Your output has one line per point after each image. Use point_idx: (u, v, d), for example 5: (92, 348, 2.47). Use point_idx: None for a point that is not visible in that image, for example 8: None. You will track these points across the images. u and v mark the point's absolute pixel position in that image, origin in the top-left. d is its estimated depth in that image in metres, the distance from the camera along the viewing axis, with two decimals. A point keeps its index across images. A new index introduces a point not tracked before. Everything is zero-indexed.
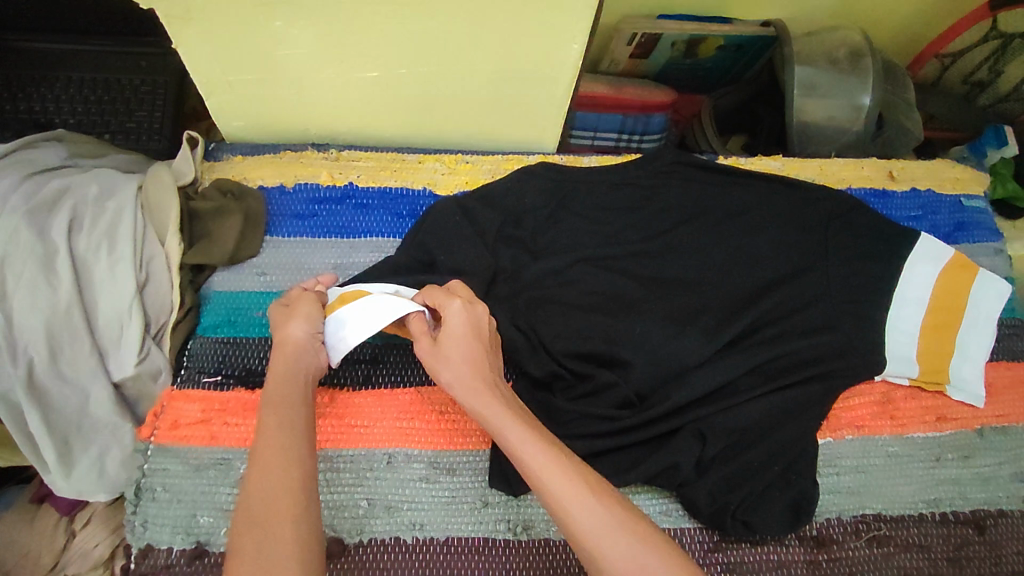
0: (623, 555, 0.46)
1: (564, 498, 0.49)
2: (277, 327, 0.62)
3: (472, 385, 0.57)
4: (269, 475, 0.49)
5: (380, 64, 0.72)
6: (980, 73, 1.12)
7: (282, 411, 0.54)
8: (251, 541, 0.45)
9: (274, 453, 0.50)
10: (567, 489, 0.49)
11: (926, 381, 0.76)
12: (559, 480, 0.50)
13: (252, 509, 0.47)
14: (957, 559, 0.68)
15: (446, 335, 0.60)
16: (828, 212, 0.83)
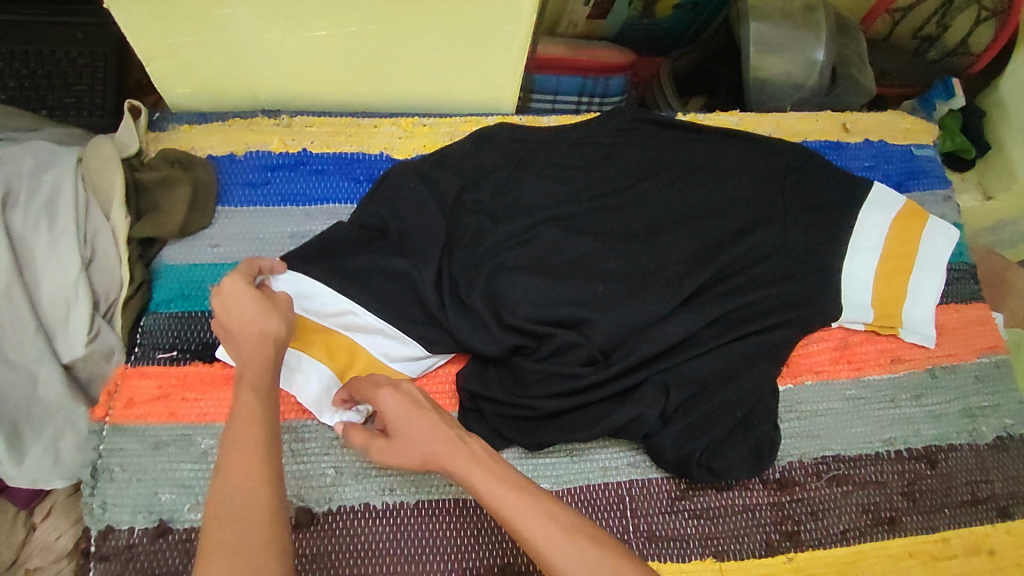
0: None
1: (548, 549, 0.47)
2: (247, 313, 0.57)
3: (436, 455, 0.52)
4: (247, 462, 0.47)
5: (328, 21, 0.69)
6: (929, 27, 1.15)
7: (261, 395, 0.52)
8: (229, 535, 0.44)
9: (251, 442, 0.48)
10: (546, 539, 0.47)
11: (881, 325, 0.78)
12: (536, 527, 0.47)
13: (235, 501, 0.45)
14: (910, 492, 0.71)
15: (392, 427, 0.55)
16: (786, 164, 0.83)
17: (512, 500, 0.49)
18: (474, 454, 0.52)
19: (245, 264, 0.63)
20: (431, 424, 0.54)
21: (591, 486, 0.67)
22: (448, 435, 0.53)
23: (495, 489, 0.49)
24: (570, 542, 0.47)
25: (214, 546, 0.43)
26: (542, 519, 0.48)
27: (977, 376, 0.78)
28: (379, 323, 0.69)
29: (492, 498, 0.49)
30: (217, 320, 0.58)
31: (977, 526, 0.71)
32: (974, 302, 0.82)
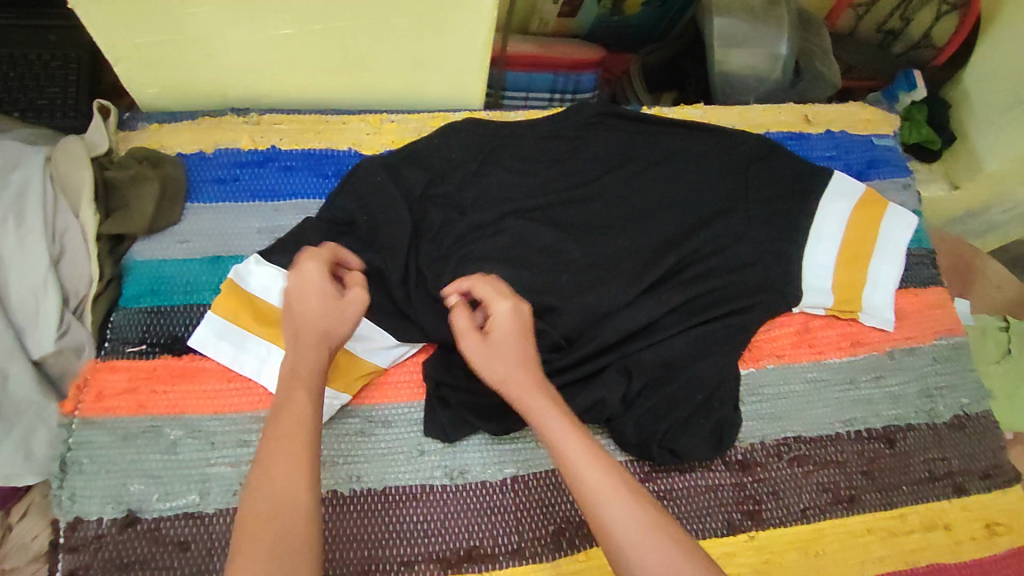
0: (658, 558, 0.45)
1: (600, 495, 0.48)
2: (318, 297, 0.59)
3: (521, 384, 0.55)
4: (290, 469, 0.48)
5: (293, 20, 0.70)
6: (892, 22, 1.19)
7: (313, 396, 0.53)
8: (266, 539, 0.44)
9: (294, 447, 0.49)
10: (601, 489, 0.49)
11: (841, 310, 0.80)
12: (594, 471, 0.50)
13: (278, 505, 0.46)
14: (869, 471, 0.73)
15: (496, 336, 0.58)
16: (748, 155, 0.85)
17: (574, 448, 0.51)
18: (552, 399, 0.55)
19: (331, 248, 0.65)
20: (525, 358, 0.57)
21: (556, 471, 0.69)
22: (535, 375, 0.56)
23: (563, 433, 0.52)
24: (622, 499, 0.48)
25: (250, 547, 0.44)
26: (603, 469, 0.50)
27: (935, 358, 0.80)
28: None
29: (557, 441, 0.52)
30: (290, 295, 0.60)
31: (933, 502, 0.73)
32: (933, 287, 0.84)
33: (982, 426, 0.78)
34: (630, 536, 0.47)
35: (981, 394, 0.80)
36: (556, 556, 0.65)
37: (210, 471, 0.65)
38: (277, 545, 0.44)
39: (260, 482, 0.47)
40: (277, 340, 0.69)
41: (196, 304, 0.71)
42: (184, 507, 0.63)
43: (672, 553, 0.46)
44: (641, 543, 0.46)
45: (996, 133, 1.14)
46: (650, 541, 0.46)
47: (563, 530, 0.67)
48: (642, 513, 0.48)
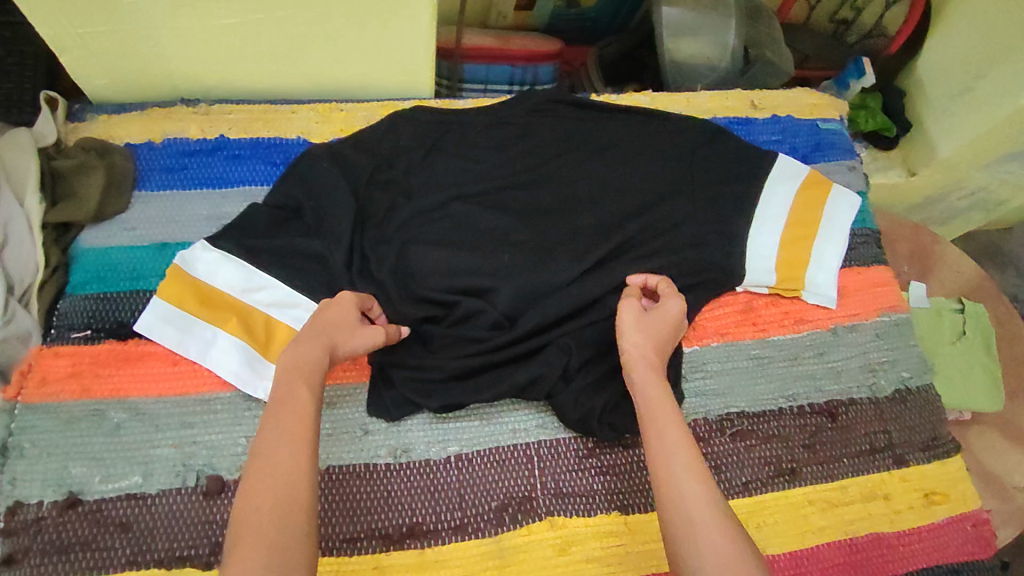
0: (718, 539, 0.51)
1: (682, 474, 0.55)
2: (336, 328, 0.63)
3: (645, 363, 0.64)
4: (291, 463, 0.53)
5: (235, 10, 0.71)
6: (843, 12, 1.22)
7: (313, 392, 0.58)
8: (269, 524, 0.49)
9: (291, 440, 0.54)
10: (684, 469, 0.55)
11: (783, 288, 0.81)
12: (683, 454, 0.56)
13: (279, 495, 0.51)
14: (811, 444, 0.74)
15: (656, 319, 0.68)
16: (694, 140, 0.86)
17: (671, 430, 0.58)
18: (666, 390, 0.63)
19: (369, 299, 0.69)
20: (660, 347, 0.66)
21: (500, 448, 0.70)
22: (656, 365, 0.65)
23: (668, 417, 0.59)
24: (699, 484, 0.54)
25: (253, 531, 0.49)
26: (690, 456, 0.56)
27: (877, 334, 0.82)
28: (296, 296, 0.71)
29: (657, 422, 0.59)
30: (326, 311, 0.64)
31: (874, 473, 0.74)
32: (876, 265, 0.86)
33: (922, 400, 0.79)
34: (700, 514, 0.52)
35: (923, 368, 0.81)
36: (498, 532, 0.66)
37: (153, 453, 0.65)
38: (279, 531, 0.49)
39: (264, 470, 0.52)
40: (221, 324, 0.70)
41: (142, 290, 0.72)
42: (126, 488, 0.63)
43: (728, 540, 0.51)
44: (709, 523, 0.52)
45: (947, 120, 1.15)
46: (715, 524, 0.52)
47: (507, 505, 0.68)
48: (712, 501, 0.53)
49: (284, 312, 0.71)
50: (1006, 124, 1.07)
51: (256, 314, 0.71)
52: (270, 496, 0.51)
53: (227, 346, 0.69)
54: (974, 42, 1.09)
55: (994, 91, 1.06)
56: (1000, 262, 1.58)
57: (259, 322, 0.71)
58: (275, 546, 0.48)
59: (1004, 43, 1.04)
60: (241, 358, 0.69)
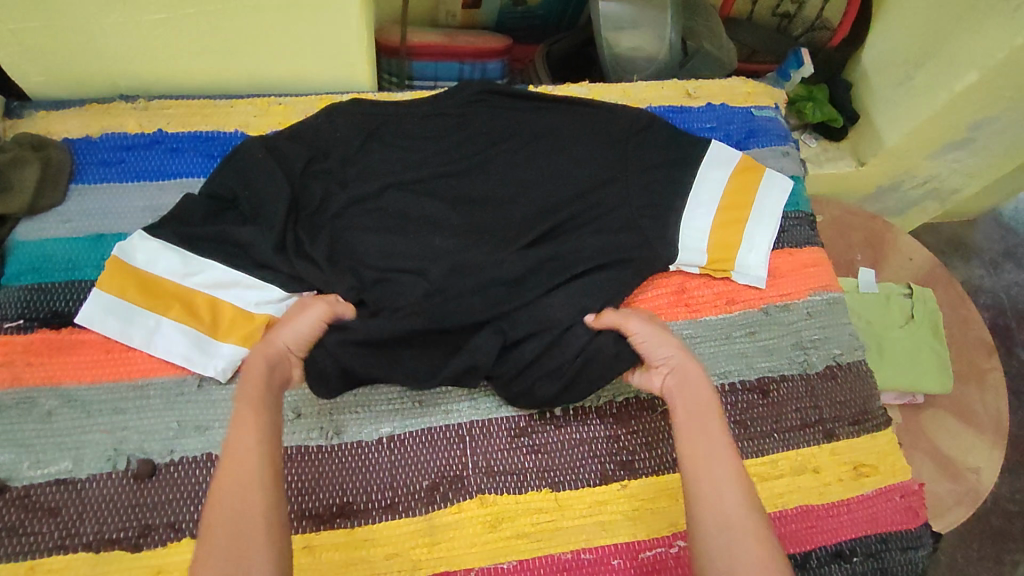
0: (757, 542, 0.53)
1: (725, 480, 0.57)
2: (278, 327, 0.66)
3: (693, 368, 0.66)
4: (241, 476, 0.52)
5: (165, 5, 0.72)
6: (785, 6, 1.26)
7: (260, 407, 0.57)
8: (220, 542, 0.49)
9: (242, 458, 0.54)
10: (728, 473, 0.57)
11: (714, 269, 0.83)
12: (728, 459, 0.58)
13: (231, 510, 0.51)
14: (742, 420, 0.76)
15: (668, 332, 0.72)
16: (630, 127, 0.88)
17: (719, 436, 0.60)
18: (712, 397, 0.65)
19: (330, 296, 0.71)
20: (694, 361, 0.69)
21: (432, 428, 0.71)
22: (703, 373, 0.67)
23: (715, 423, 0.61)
24: (739, 491, 0.56)
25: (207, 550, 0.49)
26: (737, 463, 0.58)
27: (809, 313, 0.83)
28: (236, 275, 0.73)
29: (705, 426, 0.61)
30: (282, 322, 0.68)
31: (805, 447, 0.76)
32: (807, 247, 0.88)
33: (853, 375, 0.81)
34: (740, 518, 0.54)
35: (854, 345, 0.83)
36: (429, 510, 0.67)
37: (83, 438, 0.66)
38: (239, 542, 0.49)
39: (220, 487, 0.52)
40: (163, 311, 0.71)
41: (77, 280, 0.73)
42: (56, 474, 0.64)
43: (761, 543, 0.53)
44: (746, 529, 0.54)
45: (891, 110, 1.16)
46: (754, 528, 0.54)
47: (437, 484, 0.68)
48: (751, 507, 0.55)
49: (225, 292, 0.73)
50: (945, 112, 1.07)
51: (196, 297, 0.72)
52: (224, 512, 0.50)
53: (171, 333, 0.70)
54: (913, 33, 1.11)
55: (932, 79, 1.07)
56: (963, 253, 1.59)
57: (200, 305, 0.72)
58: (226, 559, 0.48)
59: (940, 32, 1.05)
60: (186, 343, 0.70)
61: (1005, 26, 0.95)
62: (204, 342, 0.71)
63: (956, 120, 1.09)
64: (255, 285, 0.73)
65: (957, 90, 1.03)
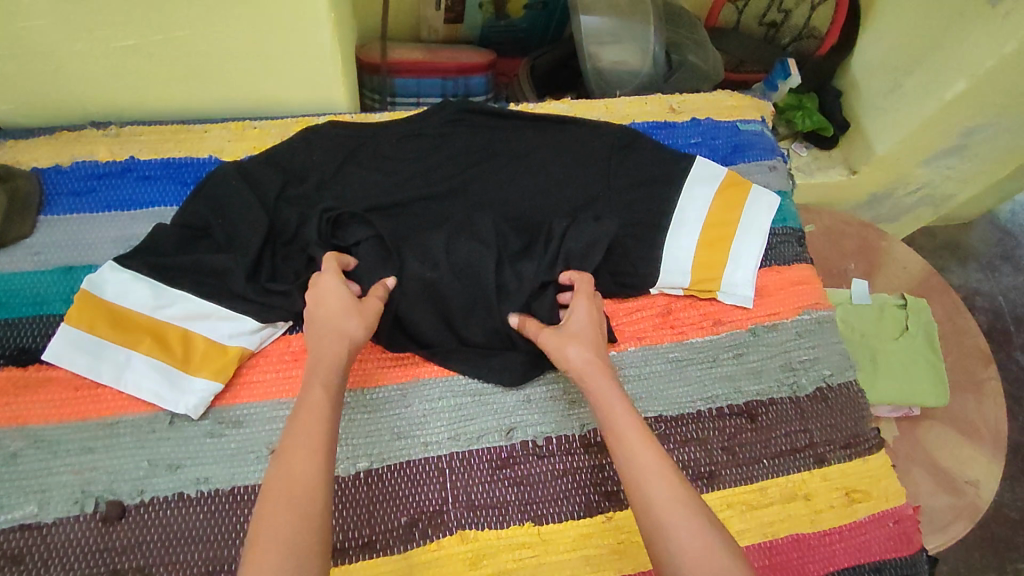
0: (689, 535, 0.52)
1: (641, 482, 0.56)
2: (335, 313, 0.65)
3: (588, 364, 0.66)
4: (308, 459, 0.53)
5: (130, 31, 0.70)
6: (771, 14, 1.24)
7: (328, 390, 0.59)
8: (287, 521, 0.50)
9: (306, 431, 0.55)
10: (646, 469, 0.57)
11: (699, 290, 0.81)
12: (641, 455, 0.58)
13: (298, 492, 0.51)
14: (730, 447, 0.74)
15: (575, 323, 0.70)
16: (612, 145, 0.86)
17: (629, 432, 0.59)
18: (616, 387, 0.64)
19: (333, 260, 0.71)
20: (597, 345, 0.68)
21: (411, 462, 0.69)
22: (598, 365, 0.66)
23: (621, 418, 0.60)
24: (667, 486, 0.55)
25: (269, 526, 0.49)
26: (652, 454, 0.58)
27: (798, 333, 0.81)
28: (208, 306, 0.71)
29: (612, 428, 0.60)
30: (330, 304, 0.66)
31: (795, 474, 0.74)
32: (795, 264, 0.86)
33: (844, 397, 0.79)
34: (668, 513, 0.54)
35: (845, 365, 0.81)
36: (408, 548, 0.65)
37: (50, 480, 0.64)
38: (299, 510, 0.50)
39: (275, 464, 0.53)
40: (134, 345, 0.69)
41: (45, 314, 0.71)
42: (20, 519, 0.62)
43: (699, 531, 0.53)
44: (676, 522, 0.53)
45: (881, 118, 1.14)
46: (685, 520, 0.53)
47: (417, 520, 0.66)
48: (675, 496, 0.55)
49: (198, 324, 0.71)
50: (937, 120, 1.05)
51: (168, 330, 0.70)
52: (281, 487, 0.52)
53: (142, 368, 0.68)
54: (904, 39, 1.09)
55: (922, 86, 1.05)
56: (960, 257, 1.57)
57: (172, 338, 0.70)
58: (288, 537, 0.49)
59: (930, 39, 1.04)
60: (157, 377, 0.68)
61: (995, 34, 0.94)
62: (176, 377, 0.68)
63: (948, 127, 1.07)
64: (229, 316, 0.71)
65: (947, 99, 1.01)
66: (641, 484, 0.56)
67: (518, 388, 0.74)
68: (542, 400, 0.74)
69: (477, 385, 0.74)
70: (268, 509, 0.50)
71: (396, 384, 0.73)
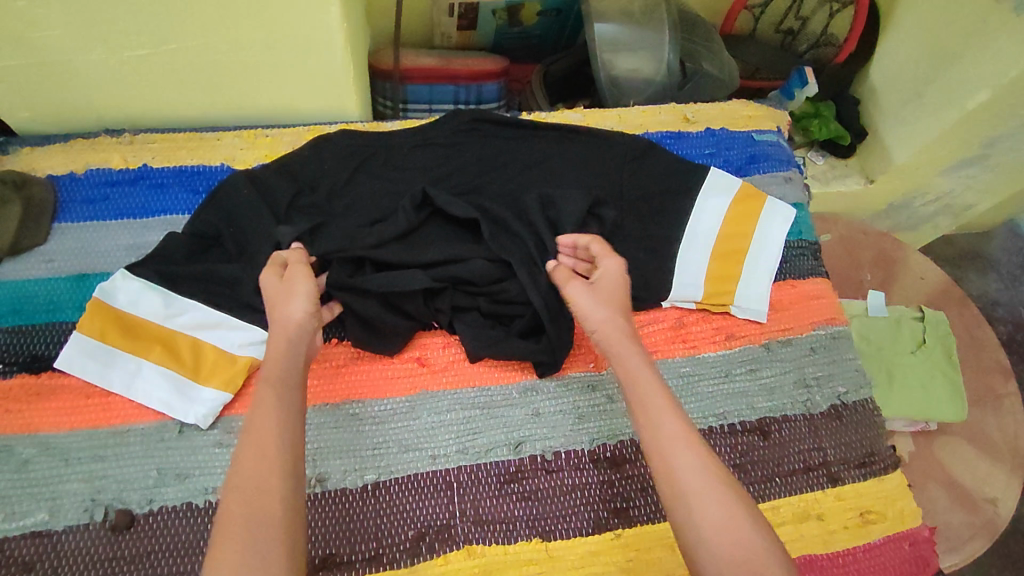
0: (713, 504, 0.52)
1: (666, 445, 0.55)
2: (275, 303, 0.64)
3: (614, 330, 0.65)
4: (271, 465, 0.52)
5: (144, 41, 0.71)
6: (788, 22, 1.23)
7: (278, 392, 0.57)
8: (241, 527, 0.48)
9: (264, 435, 0.53)
10: (670, 435, 0.56)
11: (712, 304, 0.80)
12: (666, 419, 0.57)
13: (258, 499, 0.50)
14: (742, 464, 0.72)
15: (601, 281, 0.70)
16: (624, 154, 0.85)
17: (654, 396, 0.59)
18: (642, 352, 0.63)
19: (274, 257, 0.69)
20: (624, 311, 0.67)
21: (418, 475, 0.69)
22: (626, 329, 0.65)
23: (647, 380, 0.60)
24: (693, 453, 0.55)
25: (232, 532, 0.48)
26: (677, 418, 0.57)
27: (813, 348, 0.80)
28: (218, 316, 0.71)
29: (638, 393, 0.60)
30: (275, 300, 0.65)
31: (809, 492, 0.72)
32: (809, 278, 0.85)
33: (859, 415, 0.77)
34: (692, 479, 0.53)
35: (860, 382, 0.79)
36: (414, 562, 0.65)
37: (62, 488, 0.64)
38: (250, 514, 0.49)
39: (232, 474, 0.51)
40: (145, 354, 0.70)
41: (58, 321, 0.71)
42: (32, 526, 0.62)
43: (724, 501, 0.52)
44: (699, 491, 0.52)
45: (899, 127, 1.12)
46: (710, 486, 0.53)
47: (423, 534, 0.66)
48: (701, 463, 0.54)
49: (207, 334, 0.71)
50: (958, 129, 1.03)
51: (179, 340, 0.71)
52: (242, 497, 0.50)
53: (150, 378, 0.69)
54: (923, 48, 1.08)
55: (942, 95, 1.03)
56: (980, 266, 1.53)
57: (181, 347, 0.70)
58: (252, 542, 0.47)
59: (951, 47, 1.02)
60: (165, 386, 0.69)
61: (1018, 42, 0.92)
62: (184, 386, 0.69)
63: (969, 136, 1.05)
64: (238, 326, 0.71)
65: (968, 109, 0.99)
66: (665, 450, 0.55)
67: (526, 401, 0.74)
68: (551, 413, 0.74)
69: (485, 398, 0.74)
70: (227, 519, 0.49)
71: (403, 396, 0.73)
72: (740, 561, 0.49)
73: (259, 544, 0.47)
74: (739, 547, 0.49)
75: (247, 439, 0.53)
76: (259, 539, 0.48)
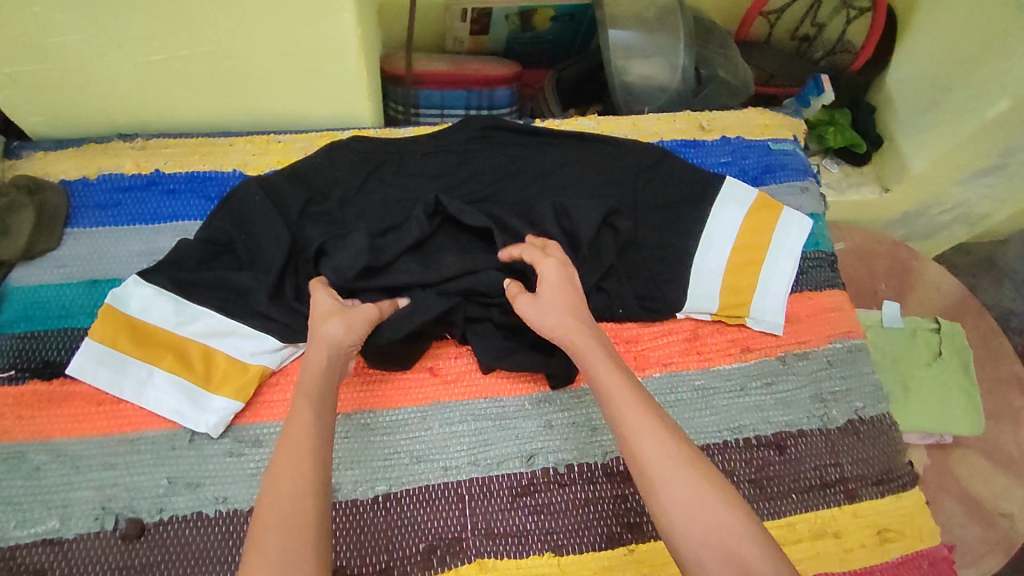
0: (683, 490, 0.50)
1: (631, 435, 0.54)
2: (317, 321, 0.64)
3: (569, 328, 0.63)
4: (302, 477, 0.51)
5: (157, 46, 0.71)
6: (804, 28, 1.21)
7: (314, 404, 0.56)
8: (275, 539, 0.47)
9: (299, 448, 0.53)
10: (634, 425, 0.55)
11: (728, 315, 0.79)
12: (630, 409, 0.56)
13: (288, 511, 0.49)
14: (758, 479, 0.71)
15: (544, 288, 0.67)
16: (639, 163, 0.84)
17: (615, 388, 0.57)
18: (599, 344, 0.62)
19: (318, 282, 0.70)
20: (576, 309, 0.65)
21: (429, 487, 0.68)
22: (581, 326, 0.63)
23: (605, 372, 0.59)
24: (657, 440, 0.53)
25: (262, 545, 0.47)
26: (641, 406, 0.56)
27: (829, 361, 0.79)
28: (230, 323, 0.71)
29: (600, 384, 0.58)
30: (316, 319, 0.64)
31: (825, 509, 0.71)
32: (826, 290, 0.83)
33: (876, 430, 0.76)
34: (660, 467, 0.52)
35: (878, 397, 0.78)
36: None
37: (72, 496, 0.64)
38: (282, 528, 0.48)
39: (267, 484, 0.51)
40: (156, 362, 0.69)
41: (69, 328, 0.71)
42: (43, 534, 0.62)
43: (693, 485, 0.51)
44: (667, 478, 0.51)
45: (917, 135, 1.11)
46: (678, 472, 0.51)
47: (435, 547, 0.65)
48: (668, 449, 0.53)
49: (219, 342, 0.71)
50: (977, 138, 1.02)
51: (190, 347, 0.70)
52: (276, 508, 0.49)
53: (162, 386, 0.68)
54: (941, 55, 1.06)
55: (962, 104, 1.02)
56: (995, 275, 1.51)
57: (192, 355, 0.70)
58: (283, 556, 0.46)
59: (972, 55, 1.00)
60: (177, 394, 0.68)
61: None
62: (195, 395, 0.68)
63: (988, 145, 1.03)
64: (250, 334, 0.71)
65: (988, 118, 0.98)
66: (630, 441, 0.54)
67: (539, 413, 0.73)
68: (563, 425, 0.73)
69: (498, 409, 0.73)
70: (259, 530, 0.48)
71: (414, 406, 0.72)
72: (714, 545, 0.48)
73: (283, 558, 0.46)
74: (712, 530, 0.48)
75: (281, 450, 0.53)
76: (287, 552, 0.47)
